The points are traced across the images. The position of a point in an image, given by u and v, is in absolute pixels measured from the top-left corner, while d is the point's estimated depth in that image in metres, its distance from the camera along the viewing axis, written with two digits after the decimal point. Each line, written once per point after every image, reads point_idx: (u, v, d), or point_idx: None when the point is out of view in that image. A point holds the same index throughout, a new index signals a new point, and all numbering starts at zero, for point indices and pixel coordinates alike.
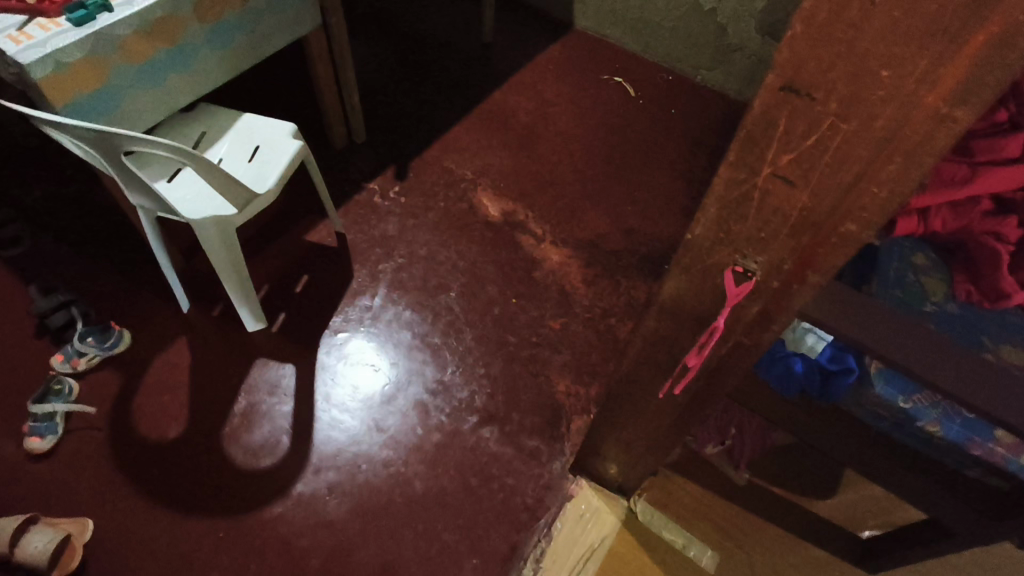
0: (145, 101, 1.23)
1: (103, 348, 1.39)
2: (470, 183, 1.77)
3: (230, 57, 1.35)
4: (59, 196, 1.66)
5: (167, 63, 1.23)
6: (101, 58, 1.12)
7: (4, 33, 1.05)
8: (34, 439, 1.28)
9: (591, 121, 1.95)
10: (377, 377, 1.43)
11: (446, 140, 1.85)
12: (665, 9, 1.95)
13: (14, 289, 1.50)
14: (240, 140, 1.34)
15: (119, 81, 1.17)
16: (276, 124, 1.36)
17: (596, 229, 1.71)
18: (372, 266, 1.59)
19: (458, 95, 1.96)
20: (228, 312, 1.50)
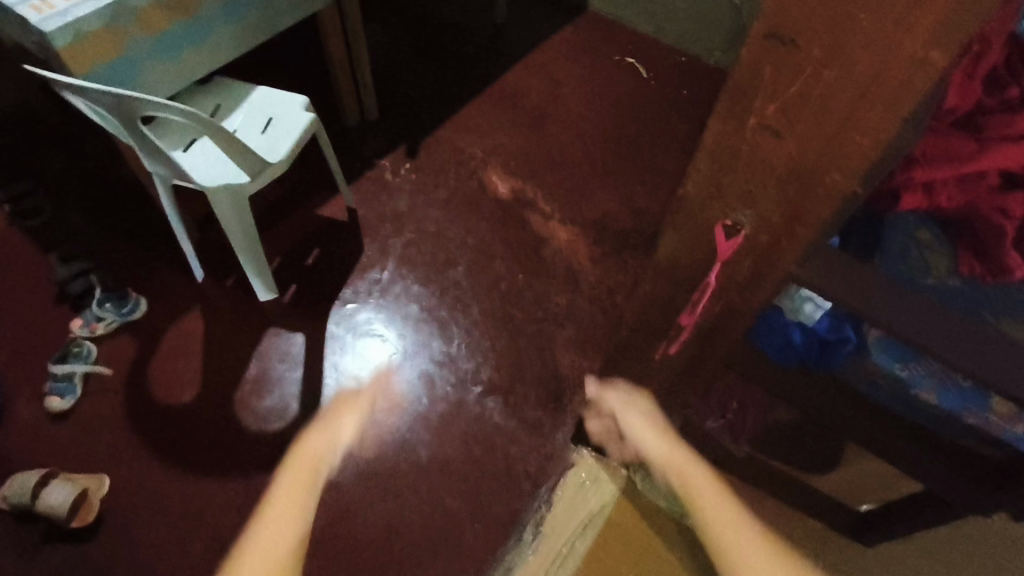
0: (162, 71, 1.27)
1: (121, 314, 1.44)
2: (481, 162, 1.78)
3: (244, 32, 1.38)
4: (78, 169, 1.70)
5: (184, 36, 1.26)
6: (120, 28, 1.15)
7: (27, 2, 1.09)
8: (54, 399, 1.33)
9: (602, 102, 1.95)
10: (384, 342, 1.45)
11: (458, 119, 1.86)
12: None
13: (35, 256, 1.55)
14: (254, 112, 1.37)
15: (137, 51, 1.20)
16: (290, 97, 1.39)
17: (605, 209, 1.72)
18: (382, 241, 1.61)
19: (471, 75, 1.97)
20: (241, 282, 1.53)
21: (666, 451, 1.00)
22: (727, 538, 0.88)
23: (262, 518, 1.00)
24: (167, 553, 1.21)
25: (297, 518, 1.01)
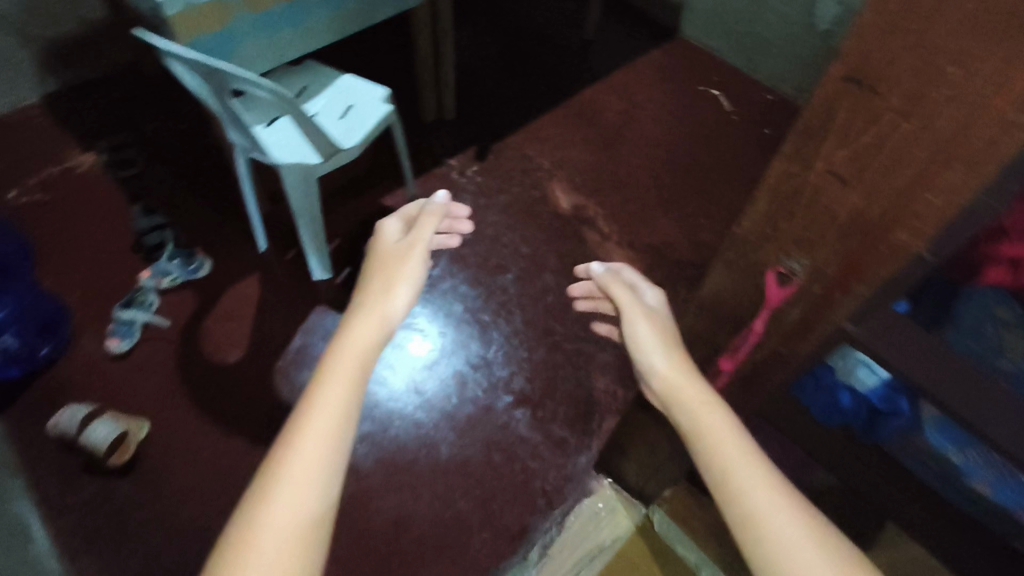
0: (258, 48, 1.34)
1: (186, 272, 1.51)
2: (547, 173, 1.78)
3: (339, 20, 1.44)
4: (171, 129, 1.81)
5: (283, 17, 1.32)
6: (226, 4, 1.22)
7: None
8: (113, 340, 1.41)
9: (679, 130, 1.92)
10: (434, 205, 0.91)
11: (531, 128, 1.87)
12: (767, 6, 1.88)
13: (120, 204, 1.66)
14: (336, 97, 1.42)
15: (238, 26, 1.27)
16: (372, 89, 1.44)
17: (665, 237, 1.69)
18: None
19: (550, 87, 1.97)
20: (300, 257, 1.59)
21: (675, 375, 0.70)
22: (762, 515, 0.58)
23: (285, 439, 0.59)
24: (189, 504, 1.26)
25: (352, 397, 0.63)
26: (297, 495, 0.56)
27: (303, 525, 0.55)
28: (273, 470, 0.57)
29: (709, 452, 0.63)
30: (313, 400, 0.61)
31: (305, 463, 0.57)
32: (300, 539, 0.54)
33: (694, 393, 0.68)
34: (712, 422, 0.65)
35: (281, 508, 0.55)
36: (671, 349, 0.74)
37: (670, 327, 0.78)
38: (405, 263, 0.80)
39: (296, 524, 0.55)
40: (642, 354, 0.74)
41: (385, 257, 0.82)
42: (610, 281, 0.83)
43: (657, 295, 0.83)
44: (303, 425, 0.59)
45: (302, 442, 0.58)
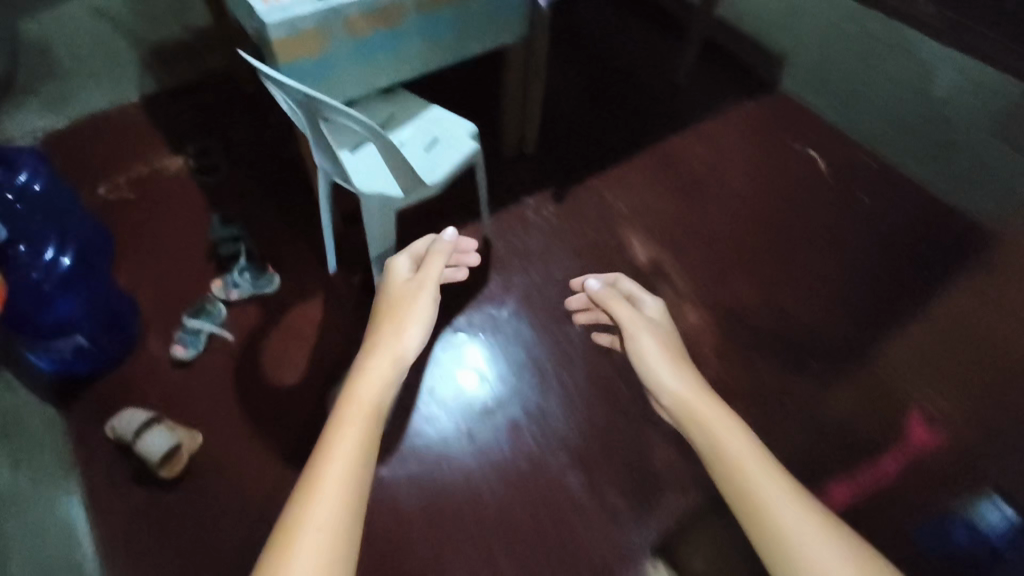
0: (352, 74, 1.33)
1: (255, 286, 1.52)
2: (625, 221, 1.72)
3: (434, 52, 1.42)
4: (257, 139, 1.84)
5: (380, 46, 1.32)
6: (328, 31, 1.22)
7: None
8: (179, 348, 1.42)
9: (769, 187, 1.82)
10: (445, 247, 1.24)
11: (612, 172, 1.81)
12: (882, 75, 1.90)
13: (200, 209, 1.69)
14: (423, 129, 1.40)
15: (336, 53, 1.27)
16: (458, 123, 1.41)
17: (745, 301, 1.59)
18: (507, 277, 1.59)
19: (636, 130, 1.91)
20: (366, 282, 1.57)
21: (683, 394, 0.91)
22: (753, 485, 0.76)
23: (319, 453, 0.76)
24: (230, 527, 1.24)
25: (373, 411, 0.82)
26: (335, 482, 0.72)
27: (346, 503, 0.71)
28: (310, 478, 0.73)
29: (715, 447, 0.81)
30: (343, 418, 0.80)
31: (341, 458, 0.75)
32: (344, 512, 0.71)
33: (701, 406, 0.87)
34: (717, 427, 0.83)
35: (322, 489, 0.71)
36: (672, 369, 0.98)
37: (670, 345, 1.06)
38: (411, 307, 1.05)
39: (339, 505, 0.71)
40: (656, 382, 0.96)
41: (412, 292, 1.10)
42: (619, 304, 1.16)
43: (656, 308, 1.20)
44: (337, 435, 0.78)
45: (338, 446, 0.76)
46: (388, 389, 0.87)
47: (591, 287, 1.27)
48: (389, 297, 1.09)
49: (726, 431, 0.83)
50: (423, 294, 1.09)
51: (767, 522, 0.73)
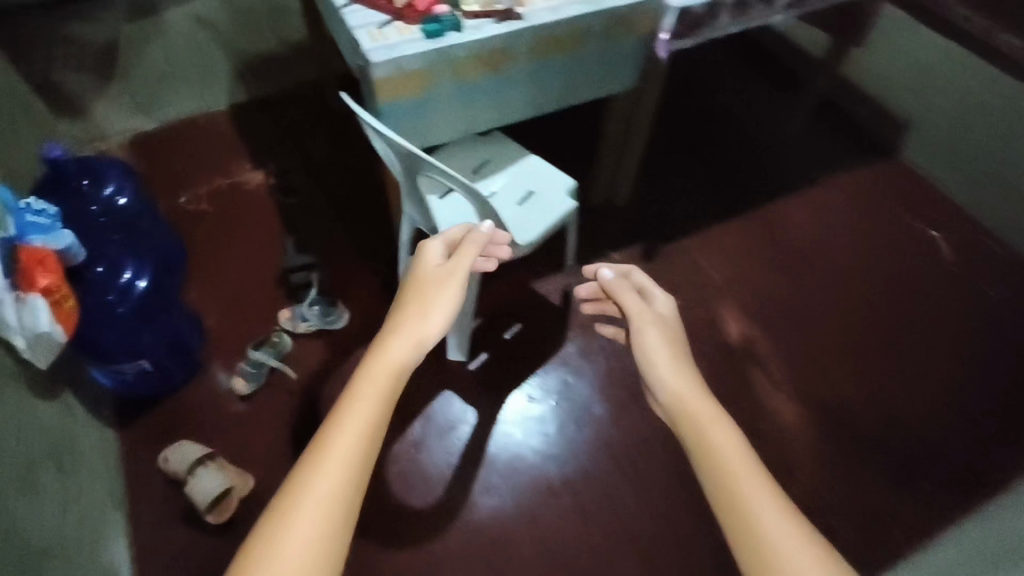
0: (451, 115, 1.25)
1: (323, 322, 1.44)
2: (717, 291, 1.58)
3: (539, 97, 1.32)
4: (339, 160, 1.79)
5: (484, 89, 1.23)
6: (432, 72, 1.13)
7: (365, 28, 1.11)
8: (240, 380, 1.37)
9: (880, 268, 1.66)
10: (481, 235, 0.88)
11: (707, 234, 1.68)
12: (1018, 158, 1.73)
13: (275, 229, 1.64)
14: (517, 180, 1.30)
15: (437, 94, 1.18)
16: (556, 177, 1.31)
17: (845, 400, 1.45)
18: (585, 341, 1.49)
19: (737, 188, 1.77)
20: None
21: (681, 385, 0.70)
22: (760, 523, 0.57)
23: (318, 439, 0.59)
24: None
25: (388, 397, 0.64)
26: (326, 486, 0.57)
27: (336, 513, 0.56)
28: (303, 469, 0.57)
29: (716, 465, 0.62)
30: (351, 402, 0.62)
31: (340, 458, 0.58)
32: (329, 534, 0.55)
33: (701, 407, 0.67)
34: (717, 438, 0.64)
35: (313, 497, 0.56)
36: (676, 364, 0.73)
37: (682, 348, 0.78)
38: (443, 290, 0.77)
39: (320, 524, 0.55)
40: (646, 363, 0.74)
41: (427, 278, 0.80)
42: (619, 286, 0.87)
43: (667, 301, 0.85)
44: (339, 424, 0.61)
45: (338, 438, 0.59)
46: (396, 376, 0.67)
47: (601, 278, 0.91)
48: (415, 275, 0.80)
49: (725, 439, 0.64)
50: (457, 276, 0.79)
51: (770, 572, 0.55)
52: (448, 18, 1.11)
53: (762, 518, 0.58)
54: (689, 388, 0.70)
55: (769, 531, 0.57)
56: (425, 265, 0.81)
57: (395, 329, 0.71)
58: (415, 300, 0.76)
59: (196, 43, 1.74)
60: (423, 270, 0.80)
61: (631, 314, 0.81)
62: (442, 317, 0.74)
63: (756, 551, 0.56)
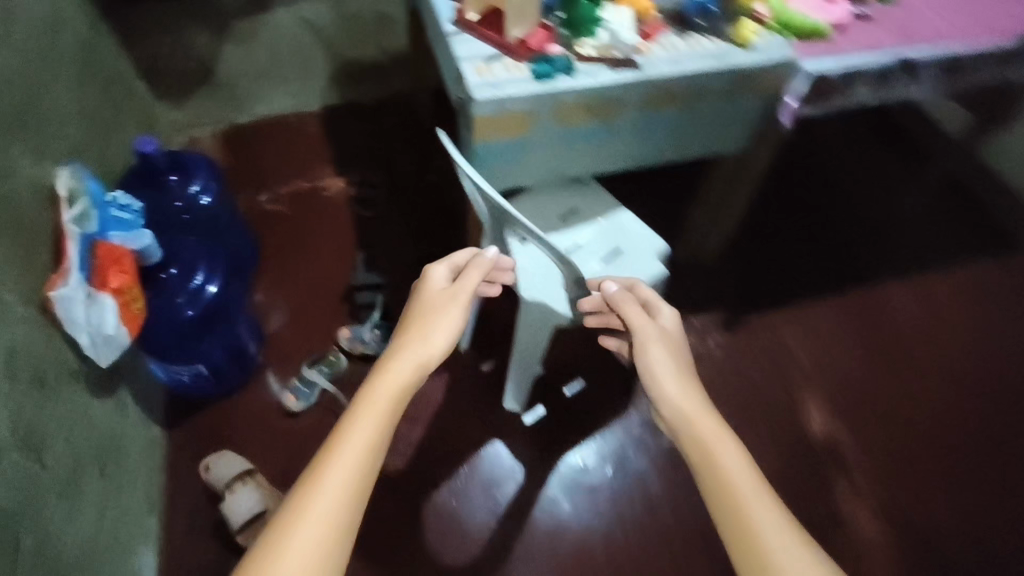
0: (545, 159, 1.17)
1: (381, 347, 1.40)
2: (803, 376, 1.45)
3: (641, 149, 1.23)
4: (420, 178, 1.75)
5: (585, 136, 1.14)
6: (535, 115, 1.06)
7: (472, 61, 1.05)
8: (291, 398, 1.34)
9: (993, 377, 1.48)
10: (488, 259, 0.94)
11: (799, 309, 1.54)
12: None
13: (347, 242, 1.61)
14: (605, 236, 1.22)
15: (536, 137, 1.11)
16: (648, 238, 1.21)
17: (936, 525, 1.29)
18: (650, 410, 1.39)
19: (838, 263, 1.62)
20: (495, 371, 1.41)
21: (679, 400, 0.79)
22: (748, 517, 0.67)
23: (323, 455, 0.67)
24: None
25: (388, 417, 0.72)
26: (332, 498, 0.64)
27: (340, 521, 0.63)
28: (307, 484, 0.64)
29: (710, 472, 0.71)
30: (352, 423, 0.70)
31: (343, 471, 0.65)
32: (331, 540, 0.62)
33: (696, 417, 0.76)
34: (712, 446, 0.73)
35: (315, 508, 0.63)
36: (675, 378, 0.82)
37: (682, 361, 0.85)
38: (443, 313, 0.85)
39: (325, 531, 0.62)
40: (652, 378, 0.82)
41: (429, 304, 0.87)
42: (625, 302, 0.92)
43: (672, 318, 0.91)
44: (342, 442, 0.68)
45: (341, 454, 0.67)
46: (399, 396, 0.74)
47: (606, 291, 0.97)
48: (420, 299, 0.88)
49: (721, 445, 0.73)
50: (460, 299, 0.87)
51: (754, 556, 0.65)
52: (560, 60, 1.04)
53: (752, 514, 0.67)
54: (689, 401, 0.79)
55: (759, 528, 0.66)
56: (431, 288, 0.88)
57: (397, 352, 0.79)
58: (418, 323, 0.84)
59: (299, 44, 1.73)
60: (428, 293, 0.88)
61: (637, 328, 0.88)
62: (442, 337, 0.82)
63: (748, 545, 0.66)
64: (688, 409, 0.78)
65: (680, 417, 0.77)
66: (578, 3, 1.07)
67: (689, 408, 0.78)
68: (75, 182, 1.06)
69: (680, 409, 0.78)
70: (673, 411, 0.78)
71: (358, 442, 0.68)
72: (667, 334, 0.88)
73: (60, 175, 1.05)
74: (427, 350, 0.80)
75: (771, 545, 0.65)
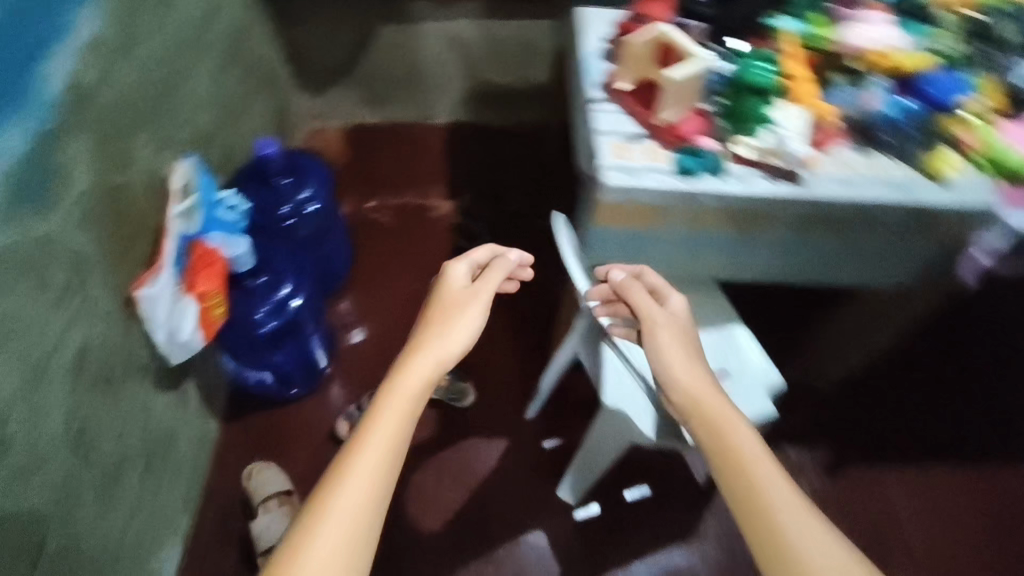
0: (666, 258, 1.04)
1: (447, 396, 1.34)
2: (902, 554, 1.24)
3: (778, 270, 1.07)
4: (528, 220, 1.67)
5: (718, 244, 1.01)
6: (667, 212, 0.94)
7: (611, 137, 0.96)
8: (345, 425, 1.29)
9: None
10: (506, 258, 0.86)
11: (915, 472, 1.33)
12: None
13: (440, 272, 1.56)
14: (712, 353, 1.07)
15: (662, 234, 0.99)
16: (762, 370, 1.06)
17: None
18: (715, 544, 1.23)
19: (975, 428, 1.39)
20: (556, 452, 1.31)
21: (695, 391, 0.73)
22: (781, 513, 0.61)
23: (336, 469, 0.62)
24: None
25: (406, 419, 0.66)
26: (351, 506, 0.59)
27: (357, 535, 0.58)
28: (320, 497, 0.60)
29: (733, 468, 0.65)
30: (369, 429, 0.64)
31: (358, 480, 0.60)
32: (353, 550, 0.58)
33: (712, 407, 0.71)
34: (733, 438, 0.68)
35: (335, 518, 0.58)
36: (683, 357, 0.77)
37: (691, 340, 0.80)
38: (462, 312, 0.78)
39: (341, 542, 0.57)
40: (665, 370, 0.76)
41: (445, 302, 0.80)
42: (627, 286, 0.84)
43: (682, 302, 0.83)
44: (361, 446, 0.63)
45: (361, 456, 0.62)
46: (414, 400, 0.68)
47: (609, 277, 0.87)
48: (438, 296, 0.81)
49: (742, 436, 0.68)
50: (480, 298, 0.79)
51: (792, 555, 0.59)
52: (709, 158, 0.91)
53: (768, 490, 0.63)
54: (701, 384, 0.74)
55: (775, 506, 0.62)
56: (451, 284, 0.81)
57: (414, 351, 0.73)
58: (438, 318, 0.77)
59: (441, 58, 1.70)
60: (447, 288, 0.81)
61: (645, 315, 0.81)
62: (465, 332, 0.75)
63: (764, 523, 0.61)
64: (704, 399, 0.73)
65: (699, 409, 0.72)
66: (746, 97, 0.92)
67: (698, 390, 0.74)
68: (190, 176, 1.05)
69: (694, 400, 0.73)
70: (688, 405, 0.73)
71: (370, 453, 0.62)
72: (676, 315, 0.81)
73: (176, 168, 1.03)
74: (444, 351, 0.73)
75: (799, 532, 0.60)
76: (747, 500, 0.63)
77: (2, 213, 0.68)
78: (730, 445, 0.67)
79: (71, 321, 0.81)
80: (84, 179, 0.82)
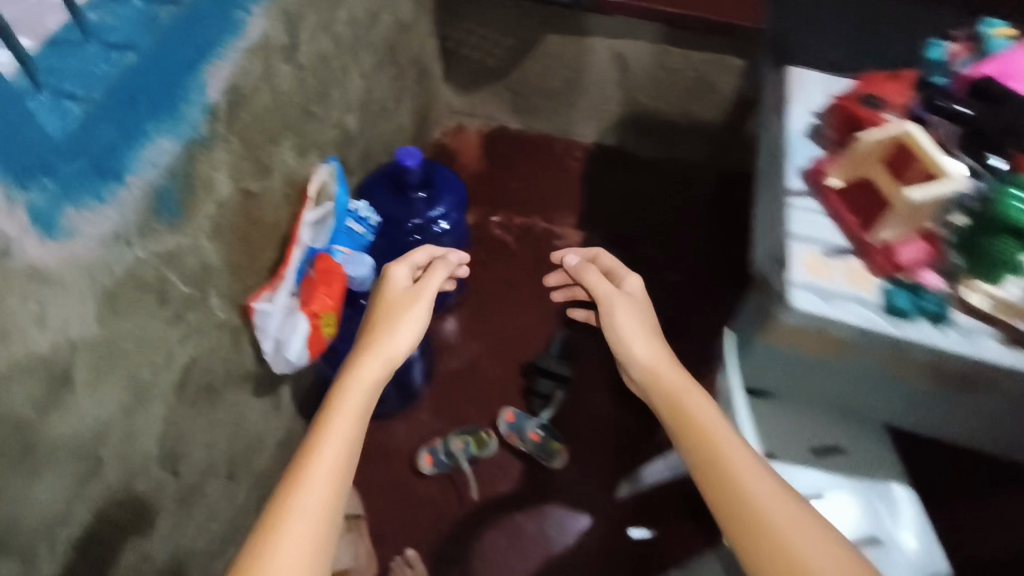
0: (832, 387, 0.89)
1: (538, 451, 1.24)
2: None
3: (977, 435, 0.87)
4: (658, 272, 1.53)
5: (908, 393, 0.83)
6: (861, 350, 0.78)
7: (809, 244, 0.81)
8: (427, 460, 1.23)
9: None
10: (452, 261, 0.80)
11: None
12: None
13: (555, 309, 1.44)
14: (869, 512, 0.89)
15: (838, 366, 0.84)
16: (925, 555, 0.87)
17: None
18: None
19: None
20: (645, 546, 1.18)
21: (649, 358, 0.69)
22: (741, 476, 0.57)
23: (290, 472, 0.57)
24: None
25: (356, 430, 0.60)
26: (311, 507, 0.54)
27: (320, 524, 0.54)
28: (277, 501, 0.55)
29: (686, 434, 0.62)
30: (315, 449, 0.57)
31: (314, 481, 0.56)
32: (314, 549, 0.53)
33: (665, 375, 0.67)
34: (693, 404, 0.64)
35: (293, 523, 0.53)
36: (642, 330, 0.71)
37: (650, 318, 0.74)
38: (410, 306, 0.71)
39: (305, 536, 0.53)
40: (617, 338, 0.72)
41: (389, 299, 0.73)
42: (583, 273, 0.80)
43: (637, 279, 0.78)
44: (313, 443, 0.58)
45: (316, 456, 0.57)
46: (363, 393, 0.63)
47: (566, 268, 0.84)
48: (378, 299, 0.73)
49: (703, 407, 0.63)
50: (425, 296, 0.72)
51: (754, 516, 0.55)
52: (930, 303, 0.74)
53: (736, 467, 0.58)
54: (660, 356, 0.69)
55: (738, 471, 0.58)
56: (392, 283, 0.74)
57: (359, 349, 0.67)
58: (380, 321, 0.70)
59: (602, 79, 1.57)
60: (389, 287, 0.74)
61: (599, 297, 0.76)
62: (411, 332, 0.69)
63: (731, 497, 0.57)
64: (660, 364, 0.68)
65: (654, 376, 0.67)
66: (993, 236, 0.71)
67: (656, 361, 0.69)
68: (327, 182, 0.99)
69: (651, 370, 0.68)
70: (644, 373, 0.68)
71: (324, 450, 0.57)
72: (633, 295, 0.76)
73: (316, 172, 0.98)
74: (392, 349, 0.67)
75: (756, 488, 0.57)
76: (711, 473, 0.59)
77: (138, 229, 0.63)
78: (689, 415, 0.63)
79: (186, 335, 0.76)
80: (224, 187, 0.77)
